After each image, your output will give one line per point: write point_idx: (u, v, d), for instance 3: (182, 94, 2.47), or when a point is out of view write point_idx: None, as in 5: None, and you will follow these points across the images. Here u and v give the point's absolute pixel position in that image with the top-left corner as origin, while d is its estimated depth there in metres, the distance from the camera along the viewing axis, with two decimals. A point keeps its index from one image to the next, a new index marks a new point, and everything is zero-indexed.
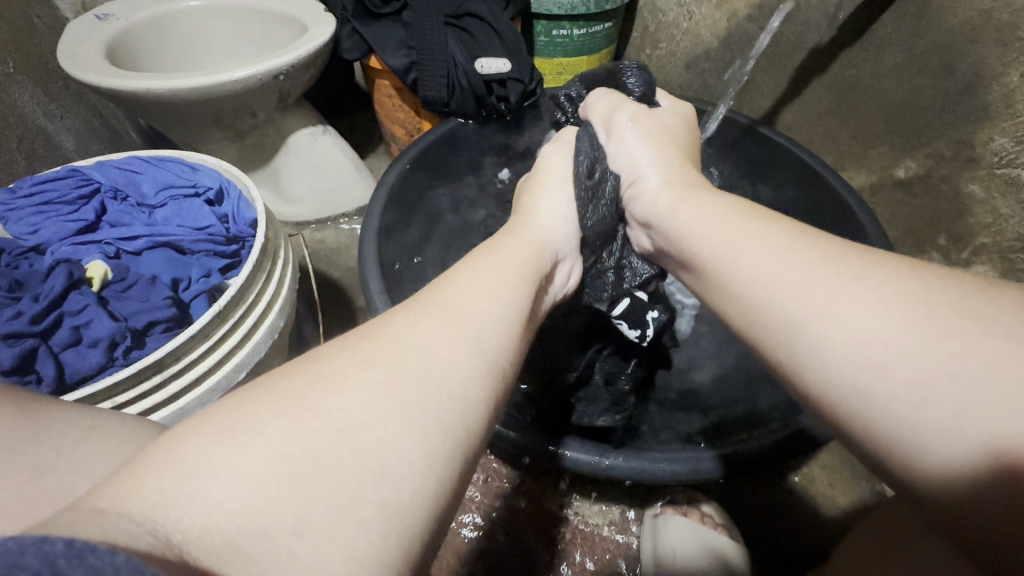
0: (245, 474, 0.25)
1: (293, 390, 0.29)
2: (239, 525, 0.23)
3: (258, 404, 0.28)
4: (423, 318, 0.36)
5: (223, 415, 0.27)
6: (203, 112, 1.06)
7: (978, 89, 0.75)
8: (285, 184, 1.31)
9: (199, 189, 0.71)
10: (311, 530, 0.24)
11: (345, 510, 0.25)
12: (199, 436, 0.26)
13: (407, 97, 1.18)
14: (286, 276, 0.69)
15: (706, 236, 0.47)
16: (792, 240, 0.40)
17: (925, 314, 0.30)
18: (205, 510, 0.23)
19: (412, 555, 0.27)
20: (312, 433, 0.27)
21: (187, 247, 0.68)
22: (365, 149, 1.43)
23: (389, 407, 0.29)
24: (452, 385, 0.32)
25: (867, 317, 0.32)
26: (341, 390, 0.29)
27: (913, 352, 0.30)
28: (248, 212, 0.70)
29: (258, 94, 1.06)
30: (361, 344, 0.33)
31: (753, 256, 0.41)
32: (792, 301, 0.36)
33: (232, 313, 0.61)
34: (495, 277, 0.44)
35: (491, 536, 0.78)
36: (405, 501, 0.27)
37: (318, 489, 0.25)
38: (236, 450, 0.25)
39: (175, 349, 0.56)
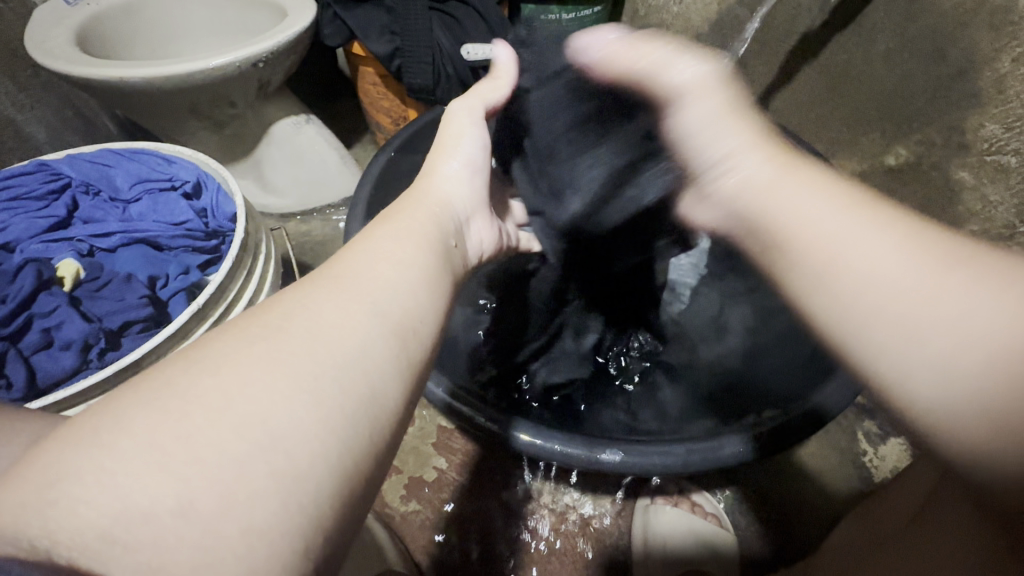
0: (104, 470, 0.24)
1: (166, 379, 0.27)
2: (108, 520, 0.22)
3: (126, 399, 0.26)
4: (315, 291, 0.34)
5: (87, 415, 0.26)
6: (180, 101, 1.03)
7: (969, 74, 0.74)
8: (267, 175, 1.28)
9: (175, 183, 0.69)
10: (195, 509, 0.24)
11: (231, 490, 0.24)
12: (67, 445, 0.25)
13: (392, 85, 1.15)
14: (268, 272, 0.68)
15: (803, 224, 0.39)
16: (911, 231, 0.34)
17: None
18: (73, 510, 0.23)
19: (325, 518, 0.26)
20: (191, 413, 0.26)
21: (164, 243, 0.66)
22: (350, 138, 1.40)
23: (278, 382, 0.28)
24: (347, 350, 0.31)
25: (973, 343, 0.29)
26: (219, 371, 0.28)
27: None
28: (228, 206, 0.67)
29: (237, 82, 1.02)
30: (244, 325, 0.31)
31: (858, 254, 0.35)
32: (890, 310, 0.33)
33: (211, 312, 0.59)
34: (402, 235, 0.42)
35: (479, 527, 0.78)
36: (303, 468, 0.26)
37: (201, 471, 0.24)
38: (101, 451, 0.24)
39: (153, 350, 0.54)
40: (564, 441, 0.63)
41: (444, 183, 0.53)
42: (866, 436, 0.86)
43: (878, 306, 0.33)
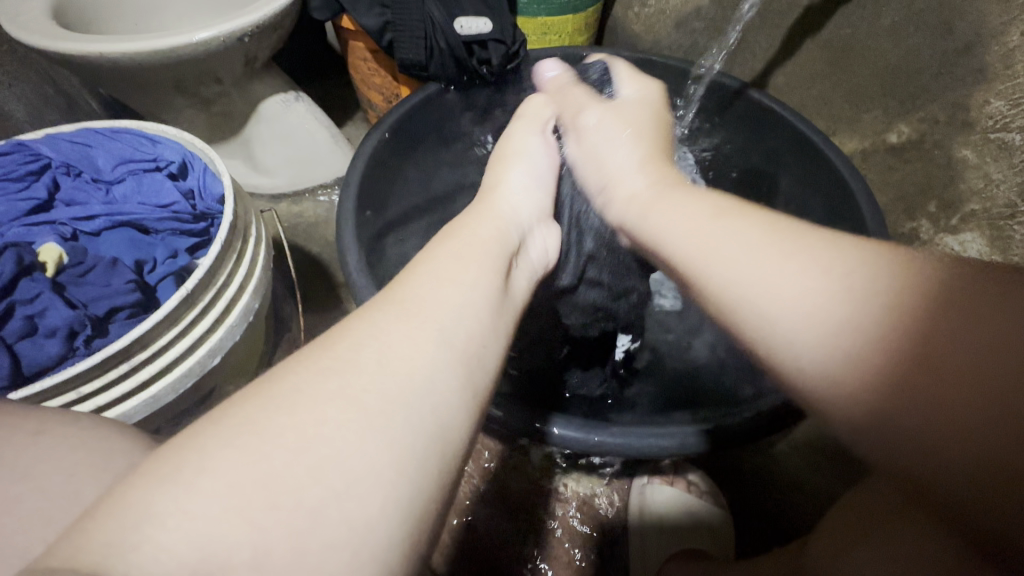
0: (188, 515, 0.25)
1: (245, 419, 0.29)
2: (189, 565, 0.24)
3: (205, 441, 0.28)
4: (382, 317, 0.35)
5: (166, 455, 0.27)
6: (164, 77, 0.99)
7: (976, 49, 0.73)
8: (257, 155, 1.25)
9: (160, 163, 0.66)
10: (271, 559, 0.25)
11: (306, 536, 0.26)
12: (148, 485, 0.26)
13: (383, 61, 1.11)
14: (259, 255, 0.66)
15: (669, 236, 0.46)
16: (735, 220, 0.42)
17: (836, 271, 0.35)
18: (154, 554, 0.23)
19: (397, 563, 0.28)
20: (269, 456, 0.27)
21: (150, 226, 0.64)
22: (340, 116, 1.36)
23: (352, 426, 0.29)
24: (412, 385, 0.32)
25: (796, 279, 0.36)
26: (296, 411, 0.29)
27: (846, 294, 0.33)
28: (216, 187, 0.65)
29: (223, 57, 0.99)
30: (312, 358, 0.33)
31: (712, 243, 0.42)
32: (735, 278, 0.39)
33: (201, 297, 0.58)
34: (460, 254, 0.43)
35: (479, 507, 0.79)
36: (374, 516, 0.28)
37: (276, 518, 0.26)
38: (182, 497, 0.25)
39: (142, 336, 0.53)
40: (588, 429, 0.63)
41: (506, 199, 0.55)
42: None
43: (731, 279, 0.39)
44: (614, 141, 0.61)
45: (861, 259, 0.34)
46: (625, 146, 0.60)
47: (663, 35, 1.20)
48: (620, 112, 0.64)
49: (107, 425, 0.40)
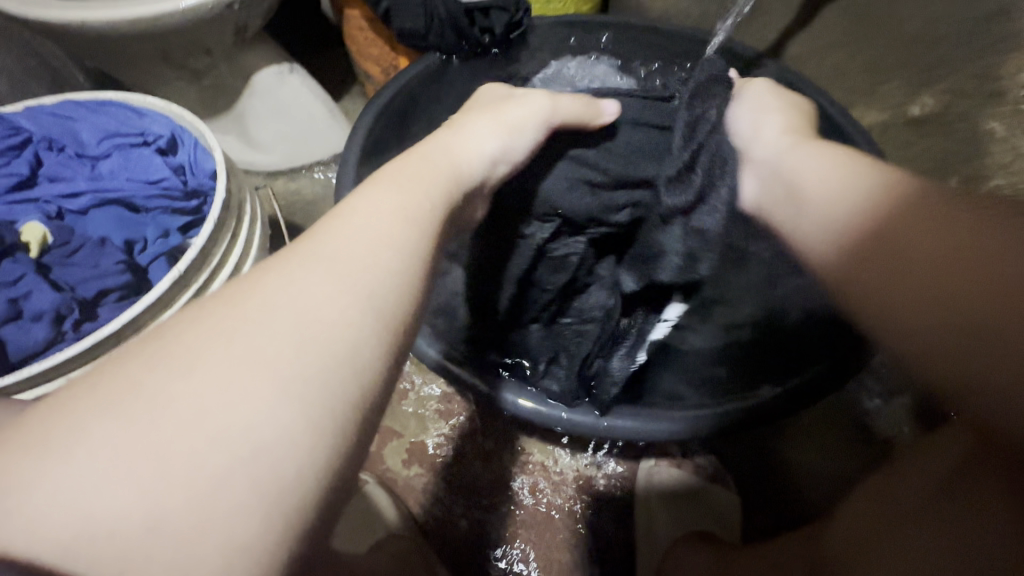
0: (81, 479, 0.27)
1: (138, 382, 0.30)
2: (81, 529, 0.26)
3: (91, 402, 0.29)
4: (298, 275, 0.35)
5: (52, 421, 0.29)
6: (150, 48, 0.95)
7: (1008, 15, 0.69)
8: (251, 130, 1.21)
9: (147, 138, 0.63)
10: (169, 520, 0.27)
11: (206, 500, 0.28)
12: (27, 453, 0.27)
13: (380, 30, 1.06)
14: (255, 234, 0.63)
15: (798, 175, 0.60)
16: (855, 162, 0.55)
17: (879, 209, 0.49)
18: (34, 522, 0.26)
19: (305, 519, 0.30)
20: (162, 424, 0.28)
21: (140, 205, 0.61)
22: (337, 90, 1.31)
23: (254, 390, 0.30)
24: (303, 346, 0.32)
25: (857, 207, 0.51)
26: (181, 369, 0.30)
27: (892, 222, 0.48)
28: (208, 162, 0.62)
29: (211, 27, 0.94)
30: (218, 314, 0.33)
31: (812, 175, 0.58)
32: (827, 208, 0.54)
33: (194, 279, 0.55)
34: (386, 209, 0.41)
35: (479, 489, 0.79)
36: (286, 477, 0.29)
37: (176, 482, 0.28)
38: (59, 460, 0.27)
39: (133, 319, 0.51)
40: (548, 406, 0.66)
41: (465, 144, 0.54)
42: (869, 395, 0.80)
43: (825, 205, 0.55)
44: (759, 125, 0.67)
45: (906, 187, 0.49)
46: (775, 125, 0.66)
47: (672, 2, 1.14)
48: (760, 91, 0.71)
49: None
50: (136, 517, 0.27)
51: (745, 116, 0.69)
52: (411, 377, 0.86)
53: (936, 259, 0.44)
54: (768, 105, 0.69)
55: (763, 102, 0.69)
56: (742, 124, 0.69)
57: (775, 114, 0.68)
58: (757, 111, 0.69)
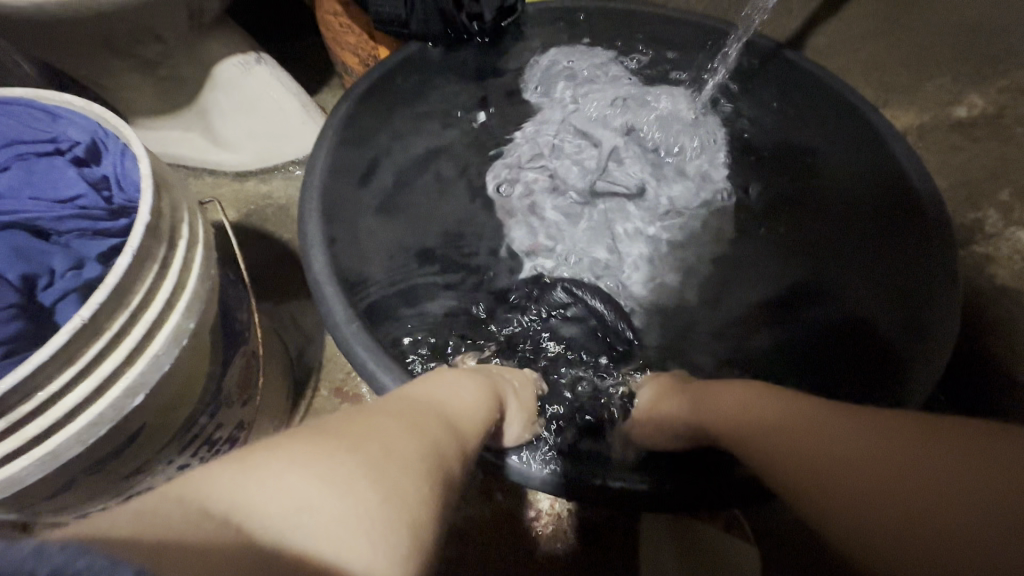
0: (293, 486, 0.30)
1: (337, 430, 0.35)
2: (286, 520, 0.28)
3: (308, 435, 0.34)
4: (422, 408, 0.43)
5: (267, 442, 0.33)
6: (90, 36, 0.83)
7: None
8: (215, 127, 1.09)
9: (60, 146, 0.52)
10: (355, 541, 0.29)
11: (383, 539, 0.30)
12: (254, 457, 0.31)
13: (356, 14, 0.94)
14: (194, 263, 0.52)
15: (712, 393, 0.54)
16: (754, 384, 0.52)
17: (804, 413, 0.46)
18: (257, 503, 0.28)
19: None
20: (360, 465, 0.33)
21: (50, 229, 0.51)
22: (311, 82, 1.19)
23: (413, 469, 0.35)
24: (445, 462, 0.38)
25: (770, 412, 0.47)
26: (382, 443, 0.35)
27: (817, 423, 0.44)
28: (134, 173, 0.52)
29: (160, 11, 0.83)
30: (378, 412, 0.40)
31: (724, 391, 0.53)
32: (739, 410, 0.49)
33: (109, 324, 0.45)
34: (454, 378, 0.51)
35: (467, 534, 0.74)
36: (426, 555, 0.32)
37: (364, 513, 0.30)
38: (287, 463, 0.31)
39: (21, 383, 0.40)
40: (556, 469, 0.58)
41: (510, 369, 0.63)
42: None
43: (737, 411, 0.50)
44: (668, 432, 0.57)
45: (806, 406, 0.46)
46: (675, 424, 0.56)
47: None
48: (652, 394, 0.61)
49: None
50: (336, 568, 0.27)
51: (643, 427, 0.59)
52: None
53: (853, 432, 0.42)
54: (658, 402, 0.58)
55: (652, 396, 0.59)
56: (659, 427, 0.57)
57: (664, 396, 0.58)
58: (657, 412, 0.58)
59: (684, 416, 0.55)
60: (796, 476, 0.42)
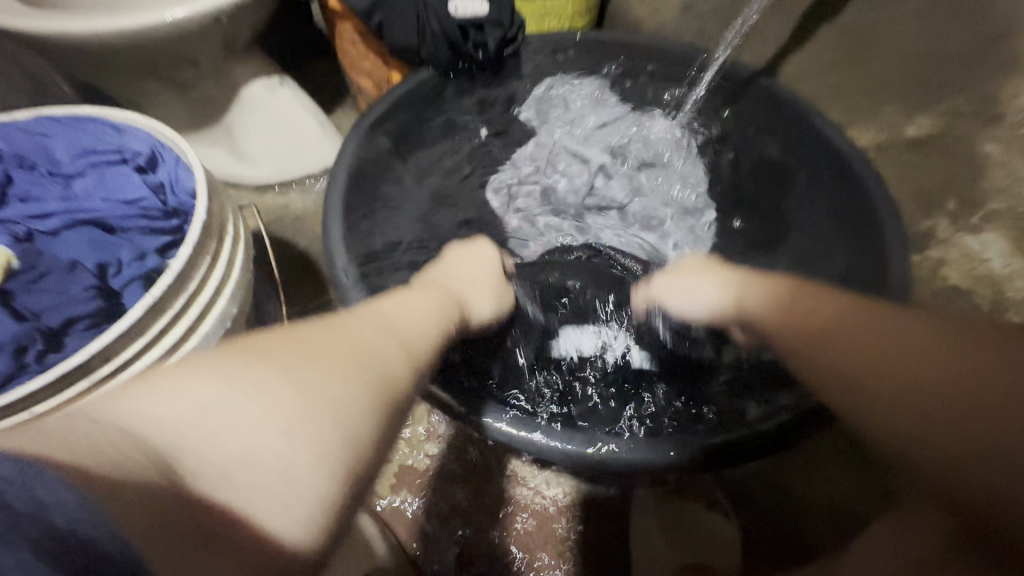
0: (223, 401, 0.36)
1: (271, 351, 0.41)
2: (215, 430, 0.34)
3: (242, 355, 0.40)
4: (369, 324, 0.49)
5: (204, 362, 0.39)
6: (134, 62, 0.93)
7: None
8: (240, 143, 1.19)
9: (125, 155, 0.60)
10: (281, 445, 0.36)
11: (303, 439, 0.37)
12: (192, 374, 0.37)
13: (372, 43, 1.04)
14: (237, 256, 0.61)
15: (755, 290, 0.57)
16: (799, 283, 0.55)
17: (855, 310, 0.49)
18: (193, 417, 0.35)
19: (349, 485, 0.38)
20: (289, 380, 0.39)
21: (116, 225, 0.59)
22: (329, 103, 1.29)
23: (343, 378, 0.41)
24: (381, 373, 0.44)
25: (816, 310, 0.51)
26: (302, 357, 0.41)
27: (862, 321, 0.47)
28: (188, 180, 0.60)
29: (197, 41, 0.92)
30: (315, 331, 0.45)
31: (763, 290, 0.56)
32: (784, 311, 0.52)
33: (170, 304, 0.53)
34: (409, 298, 0.57)
35: (466, 515, 0.77)
36: (353, 449, 0.39)
37: (285, 419, 0.37)
38: (219, 381, 0.37)
39: (101, 350, 0.48)
40: (528, 426, 0.62)
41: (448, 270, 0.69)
42: None
43: (781, 307, 0.53)
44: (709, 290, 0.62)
45: (851, 304, 0.50)
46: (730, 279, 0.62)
47: (667, 19, 1.10)
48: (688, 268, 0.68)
49: None
50: (252, 457, 0.34)
51: (675, 294, 0.66)
52: None
53: (909, 334, 0.45)
54: (697, 271, 0.66)
55: (689, 269, 0.67)
56: (699, 305, 0.63)
57: (716, 292, 0.62)
58: (708, 272, 0.65)
59: (733, 311, 0.59)
60: (860, 371, 0.45)
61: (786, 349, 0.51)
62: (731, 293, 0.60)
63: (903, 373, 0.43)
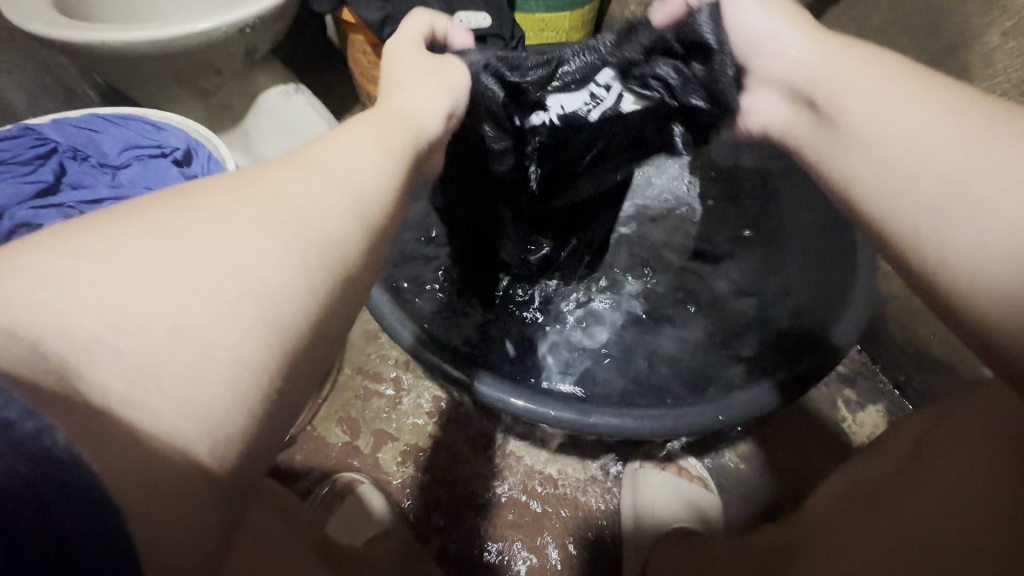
0: (112, 287, 0.29)
1: (162, 217, 0.32)
2: (103, 323, 0.28)
3: (126, 226, 0.31)
4: (297, 172, 0.38)
5: (86, 232, 0.31)
6: (163, 68, 1.00)
7: (960, 49, 0.73)
8: (255, 145, 1.25)
9: (165, 150, 0.68)
10: (189, 330, 0.30)
11: (223, 321, 0.31)
12: (65, 252, 0.30)
13: (382, 54, 1.12)
14: None
15: (857, 78, 0.47)
16: (912, 79, 0.45)
17: (957, 120, 0.41)
18: (76, 312, 0.28)
19: (291, 360, 0.33)
20: (189, 256, 0.31)
21: None
22: (339, 110, 1.37)
23: (263, 239, 0.33)
24: (315, 233, 0.35)
25: (918, 125, 0.42)
26: (199, 217, 0.33)
27: (963, 136, 0.40)
28: (220, 174, 0.67)
29: (222, 49, 1.00)
30: (228, 184, 0.36)
31: (857, 71, 0.48)
32: (893, 116, 0.44)
33: None
34: (355, 135, 0.44)
35: (466, 494, 0.83)
36: (287, 323, 0.33)
37: (192, 301, 0.30)
38: (100, 262, 0.30)
39: None
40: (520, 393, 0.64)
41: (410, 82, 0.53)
42: (847, 403, 0.90)
43: (892, 107, 0.44)
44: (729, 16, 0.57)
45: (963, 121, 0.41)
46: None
47: None
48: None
49: None
50: (150, 340, 0.29)
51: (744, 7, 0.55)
52: (406, 380, 0.91)
53: (1002, 173, 0.37)
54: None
55: None
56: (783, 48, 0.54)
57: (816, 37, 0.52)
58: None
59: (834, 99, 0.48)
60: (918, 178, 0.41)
61: (851, 152, 0.47)
62: (821, 46, 0.52)
63: (983, 199, 0.38)
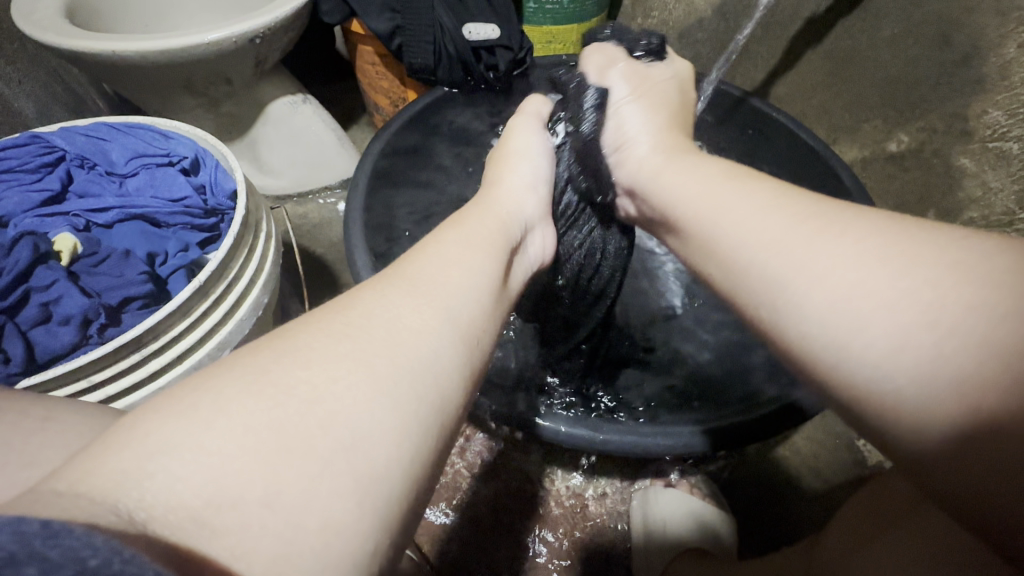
0: (204, 448, 0.25)
1: (259, 365, 0.29)
2: (196, 497, 0.23)
3: (223, 380, 0.28)
4: (391, 292, 0.36)
5: (183, 391, 0.27)
6: (173, 77, 1.00)
7: (974, 60, 0.73)
8: (263, 156, 1.26)
9: (173, 158, 0.68)
10: (281, 500, 0.24)
11: (316, 481, 0.25)
12: (164, 415, 0.26)
13: (390, 65, 1.12)
14: (269, 251, 0.67)
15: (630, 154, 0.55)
16: (723, 172, 0.45)
17: (801, 218, 0.37)
18: (169, 485, 0.23)
19: (391, 521, 0.27)
20: (284, 403, 0.27)
21: (162, 220, 0.66)
22: (346, 121, 1.37)
23: (361, 381, 0.29)
24: (404, 357, 0.31)
25: (750, 218, 0.39)
26: (309, 364, 0.29)
27: (784, 227, 0.37)
28: (228, 182, 0.67)
29: (233, 59, 1.00)
30: (323, 317, 0.33)
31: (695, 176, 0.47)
32: (731, 215, 0.40)
33: (213, 290, 0.59)
34: (459, 249, 0.43)
35: (472, 515, 0.80)
36: (383, 472, 0.27)
37: (287, 459, 0.25)
38: (190, 426, 0.25)
39: (154, 326, 0.54)
40: (583, 426, 0.60)
41: (512, 190, 0.56)
42: None
43: (706, 206, 0.43)
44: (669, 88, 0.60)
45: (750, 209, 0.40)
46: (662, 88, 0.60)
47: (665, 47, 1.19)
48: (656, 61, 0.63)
49: (98, 416, 0.40)
50: (242, 518, 0.23)
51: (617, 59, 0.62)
52: None
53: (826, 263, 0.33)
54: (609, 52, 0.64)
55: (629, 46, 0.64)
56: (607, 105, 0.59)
57: (663, 128, 0.55)
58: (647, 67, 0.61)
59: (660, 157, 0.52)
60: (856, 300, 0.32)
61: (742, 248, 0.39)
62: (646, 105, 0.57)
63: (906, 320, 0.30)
